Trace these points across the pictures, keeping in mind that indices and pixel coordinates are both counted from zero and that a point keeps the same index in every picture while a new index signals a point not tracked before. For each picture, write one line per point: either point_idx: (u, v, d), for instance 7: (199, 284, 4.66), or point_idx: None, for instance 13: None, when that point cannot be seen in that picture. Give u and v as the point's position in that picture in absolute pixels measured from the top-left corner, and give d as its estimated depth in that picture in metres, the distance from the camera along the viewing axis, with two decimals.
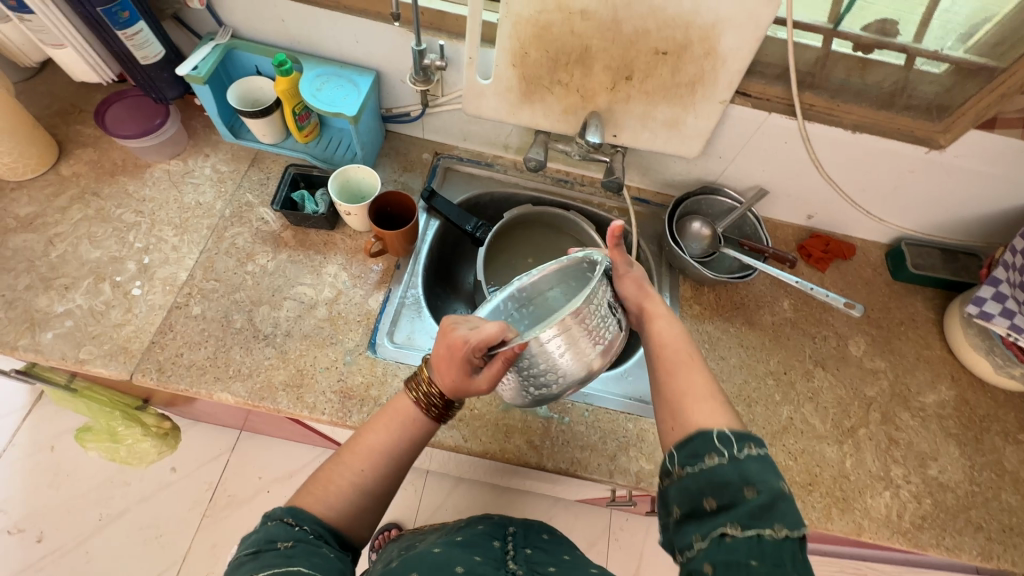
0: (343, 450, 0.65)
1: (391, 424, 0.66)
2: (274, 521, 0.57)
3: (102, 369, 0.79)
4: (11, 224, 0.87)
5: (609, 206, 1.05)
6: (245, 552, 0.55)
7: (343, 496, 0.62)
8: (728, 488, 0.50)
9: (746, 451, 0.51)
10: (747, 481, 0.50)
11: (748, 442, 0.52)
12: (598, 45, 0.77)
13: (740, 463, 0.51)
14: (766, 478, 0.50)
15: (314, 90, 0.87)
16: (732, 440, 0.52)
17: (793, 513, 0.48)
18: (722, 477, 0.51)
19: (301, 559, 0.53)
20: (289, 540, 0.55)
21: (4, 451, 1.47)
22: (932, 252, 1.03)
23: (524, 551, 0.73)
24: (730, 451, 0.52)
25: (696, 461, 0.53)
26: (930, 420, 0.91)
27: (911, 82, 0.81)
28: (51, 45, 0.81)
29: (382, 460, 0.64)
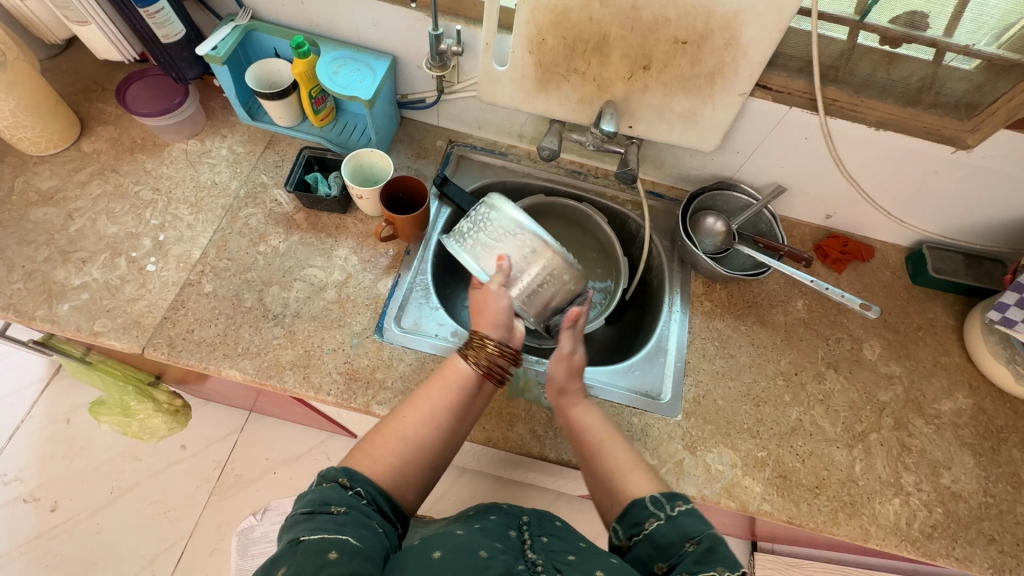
0: (403, 407, 0.69)
1: (448, 381, 0.69)
2: (330, 484, 0.59)
3: (115, 342, 0.80)
4: (33, 197, 0.89)
5: (622, 198, 1.04)
6: (300, 510, 0.56)
7: (391, 450, 0.64)
8: (672, 547, 0.58)
9: (677, 509, 0.60)
10: (685, 536, 0.58)
11: (677, 500, 0.61)
12: (616, 33, 0.76)
13: (675, 519, 0.59)
14: (698, 527, 0.58)
15: (330, 73, 0.87)
16: (664, 501, 0.61)
17: (732, 556, 0.55)
18: (664, 537, 0.59)
19: (351, 528, 0.54)
20: (342, 505, 0.56)
21: (22, 421, 1.51)
22: (954, 257, 1.00)
23: (541, 540, 0.66)
24: (664, 512, 0.60)
25: (639, 528, 0.61)
26: (945, 428, 0.89)
27: (940, 77, 0.78)
28: (76, 22, 0.83)
29: (436, 418, 0.67)
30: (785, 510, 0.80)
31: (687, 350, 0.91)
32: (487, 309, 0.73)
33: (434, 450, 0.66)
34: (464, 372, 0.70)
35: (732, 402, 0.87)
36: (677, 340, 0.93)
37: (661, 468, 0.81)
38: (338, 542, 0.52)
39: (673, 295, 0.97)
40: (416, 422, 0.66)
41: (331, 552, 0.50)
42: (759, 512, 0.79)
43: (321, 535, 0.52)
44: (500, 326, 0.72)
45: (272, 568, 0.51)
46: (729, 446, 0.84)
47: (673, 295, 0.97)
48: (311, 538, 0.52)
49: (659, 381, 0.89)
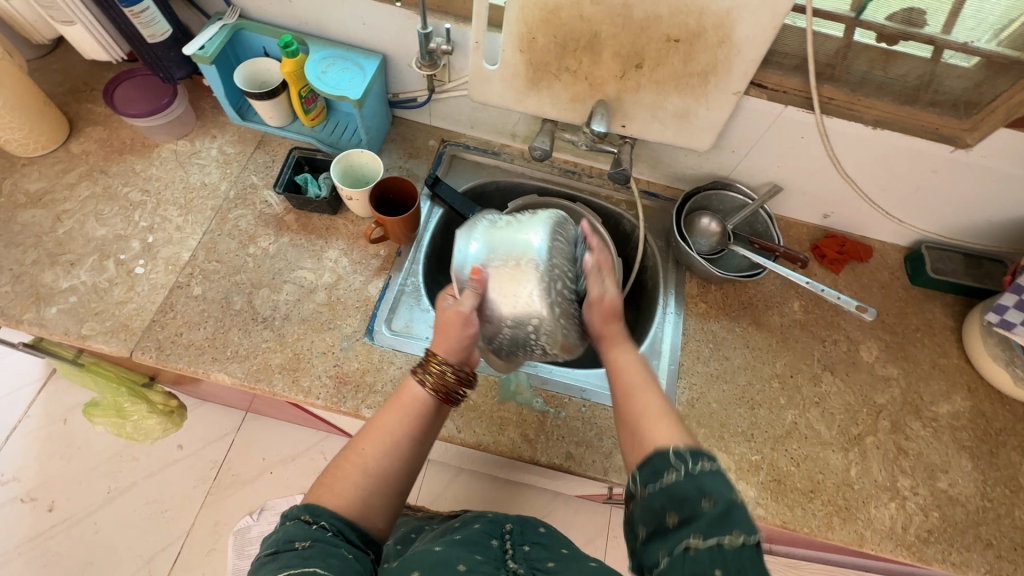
0: (356, 439, 0.64)
1: (406, 407, 0.66)
2: (293, 521, 0.56)
3: (103, 346, 0.79)
4: (21, 199, 0.89)
5: (617, 198, 1.03)
6: (265, 552, 0.55)
7: (351, 481, 0.61)
8: (688, 502, 0.50)
9: (701, 465, 0.51)
10: (704, 493, 0.49)
11: (702, 456, 0.52)
12: (607, 31, 0.75)
13: (696, 477, 0.50)
14: (720, 488, 0.50)
15: (319, 72, 0.86)
16: (687, 456, 0.52)
17: (749, 522, 0.48)
18: (682, 491, 0.50)
19: (317, 559, 0.52)
20: (306, 540, 0.54)
21: (20, 421, 1.51)
22: (953, 257, 0.99)
23: (523, 548, 0.71)
24: (685, 466, 0.52)
25: (657, 478, 0.52)
26: (942, 431, 0.88)
27: (938, 76, 0.76)
28: (61, 22, 0.81)
29: (393, 445, 0.63)
30: (779, 514, 0.79)
31: (681, 352, 0.90)
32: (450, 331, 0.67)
33: (398, 478, 0.63)
34: (419, 395, 0.66)
35: (726, 405, 0.86)
36: (671, 342, 0.92)
37: None
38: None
39: (668, 297, 0.96)
40: (373, 453, 0.62)
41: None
42: (753, 517, 0.79)
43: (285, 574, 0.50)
44: (456, 348, 0.67)
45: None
46: (723, 449, 0.83)
47: (667, 296, 0.96)
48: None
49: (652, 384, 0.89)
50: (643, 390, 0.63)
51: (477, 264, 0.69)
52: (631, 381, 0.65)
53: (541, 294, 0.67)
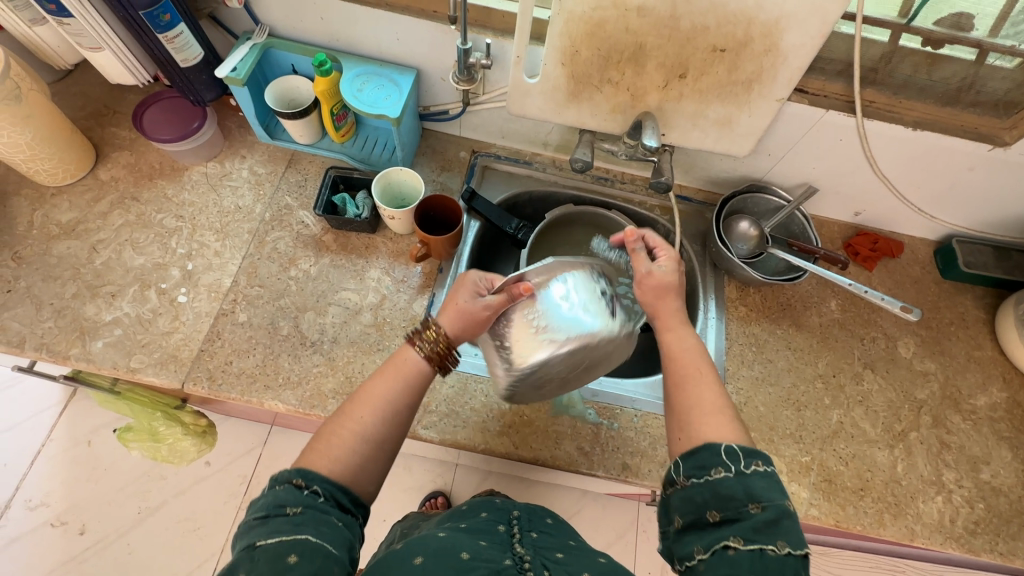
0: (349, 402, 0.62)
1: (399, 373, 0.64)
2: (284, 484, 0.55)
3: (154, 378, 0.79)
4: (54, 231, 0.87)
5: (651, 204, 1.03)
6: (253, 515, 0.54)
7: (349, 447, 0.59)
8: (734, 502, 0.51)
9: (752, 468, 0.53)
10: (752, 497, 0.51)
11: (755, 458, 0.53)
12: (653, 42, 0.74)
13: (746, 478, 0.52)
14: (772, 495, 0.51)
15: (355, 90, 0.85)
16: (739, 455, 0.53)
17: (795, 530, 0.50)
18: (729, 490, 0.52)
19: (309, 526, 0.52)
20: (298, 505, 0.53)
21: (43, 445, 1.49)
22: (983, 250, 1.00)
23: (530, 535, 0.69)
24: (736, 466, 0.53)
25: (702, 473, 0.54)
26: (981, 423, 0.90)
27: (980, 78, 0.78)
28: (89, 48, 0.79)
29: (386, 407, 0.62)
30: (832, 514, 0.81)
31: (726, 357, 0.91)
32: (466, 312, 0.67)
33: (397, 438, 0.62)
34: (416, 364, 0.65)
35: (773, 408, 0.88)
36: (715, 346, 0.92)
37: None
38: (297, 545, 0.50)
39: (708, 301, 0.96)
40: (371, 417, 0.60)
41: (291, 558, 0.49)
42: (807, 517, 0.80)
43: (277, 540, 0.50)
44: (458, 328, 0.67)
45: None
46: (774, 452, 0.84)
47: (708, 301, 0.96)
48: (265, 544, 0.50)
49: None
50: (703, 375, 0.62)
51: (532, 286, 0.68)
52: (694, 363, 0.63)
53: (547, 354, 0.68)
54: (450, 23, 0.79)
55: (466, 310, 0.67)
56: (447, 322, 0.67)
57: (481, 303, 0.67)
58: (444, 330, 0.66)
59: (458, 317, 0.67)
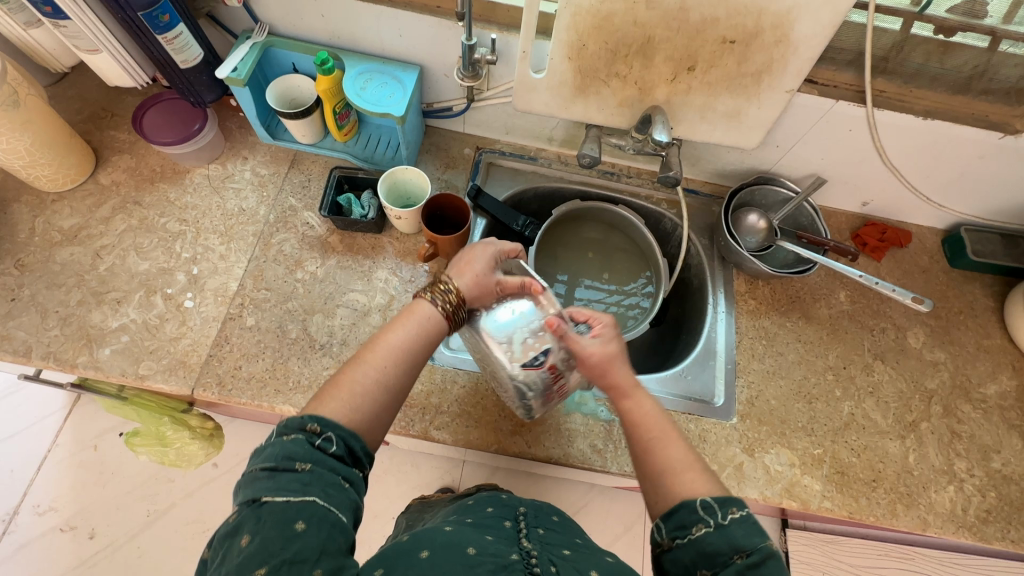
0: (361, 350, 0.61)
1: (414, 323, 0.64)
2: (294, 434, 0.53)
3: (163, 385, 0.78)
4: (56, 237, 0.86)
5: (657, 198, 1.02)
6: (260, 467, 0.52)
7: (368, 396, 0.58)
8: (720, 559, 0.50)
9: (730, 516, 0.51)
10: (736, 549, 0.50)
11: (731, 505, 0.52)
12: (661, 35, 0.73)
13: (725, 530, 0.51)
14: (752, 540, 0.50)
15: (358, 89, 0.83)
16: (715, 506, 0.52)
17: (782, 572, 0.49)
18: (713, 547, 0.50)
19: (318, 488, 0.50)
20: (307, 462, 0.51)
21: (48, 451, 1.40)
22: (991, 238, 1.00)
23: (538, 531, 0.63)
24: (715, 519, 0.51)
25: (684, 533, 0.52)
26: (992, 412, 0.90)
27: (993, 65, 0.77)
28: (87, 50, 0.78)
29: (404, 357, 0.62)
30: (845, 506, 0.81)
31: (736, 351, 0.91)
32: (484, 280, 0.67)
33: (410, 389, 0.63)
34: (431, 315, 0.64)
35: (785, 401, 0.88)
36: (725, 341, 0.92)
37: (721, 473, 0.81)
38: (306, 509, 0.49)
39: (718, 295, 0.96)
40: (389, 368, 0.60)
41: (299, 523, 0.48)
42: (821, 509, 0.81)
43: (285, 502, 0.49)
44: (474, 289, 0.66)
45: (235, 533, 0.49)
46: (786, 445, 0.84)
47: (717, 295, 0.96)
48: (273, 504, 0.49)
49: (710, 385, 0.90)
50: (669, 440, 0.59)
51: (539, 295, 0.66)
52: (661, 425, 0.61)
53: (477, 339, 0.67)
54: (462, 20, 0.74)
55: (484, 278, 0.67)
56: (465, 285, 0.66)
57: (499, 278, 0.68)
58: (460, 292, 0.65)
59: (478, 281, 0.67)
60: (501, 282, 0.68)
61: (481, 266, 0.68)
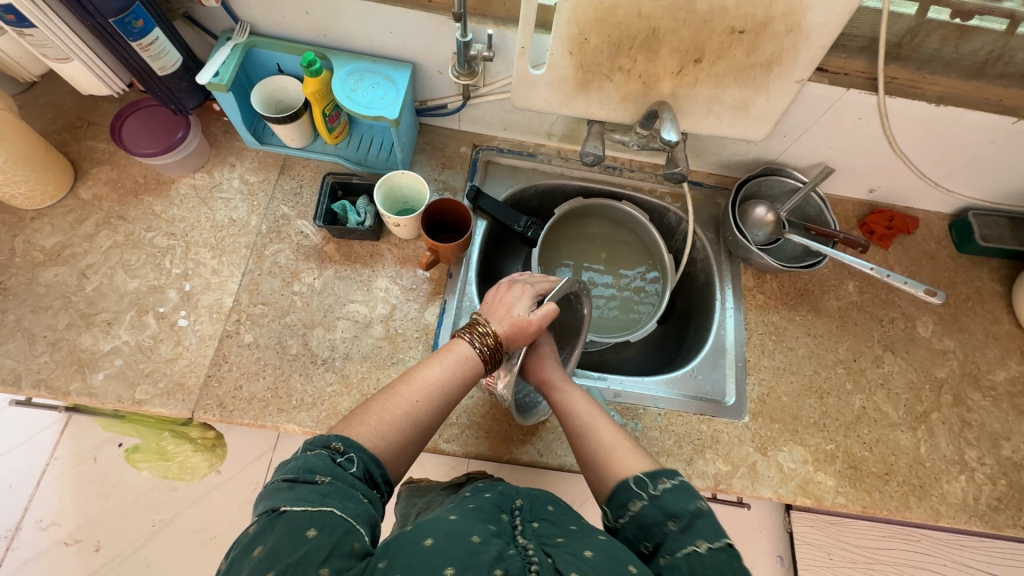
0: (396, 382, 0.64)
1: (452, 363, 0.67)
2: (317, 450, 0.54)
3: (162, 409, 0.75)
4: (39, 257, 0.82)
5: (661, 191, 1.00)
6: (282, 477, 0.51)
7: (397, 429, 0.60)
8: (655, 526, 0.55)
9: (660, 487, 0.57)
10: (668, 515, 0.55)
11: (660, 478, 0.58)
12: (667, 27, 0.69)
13: (657, 500, 0.56)
14: (682, 503, 0.55)
15: (349, 91, 0.79)
16: (647, 481, 0.58)
17: (714, 528, 0.53)
18: (647, 517, 0.56)
19: (335, 499, 0.49)
20: (327, 475, 0.51)
21: (47, 464, 1.31)
22: (999, 222, 0.98)
23: (532, 525, 0.57)
24: (648, 492, 0.57)
25: (625, 510, 0.58)
26: (1001, 399, 0.89)
27: (1011, 48, 0.76)
28: (56, 59, 0.73)
29: (437, 394, 0.64)
30: (858, 500, 0.81)
31: (747, 347, 0.90)
32: (521, 325, 0.69)
33: (435, 430, 0.64)
34: (468, 356, 0.68)
35: (797, 397, 0.87)
36: (734, 337, 0.91)
37: (735, 473, 0.81)
38: (319, 517, 0.48)
39: (725, 290, 0.95)
40: (422, 403, 0.62)
41: (310, 531, 0.46)
42: (835, 506, 0.80)
43: (302, 509, 0.48)
44: (508, 328, 0.69)
45: (251, 544, 0.47)
46: (799, 442, 0.84)
47: (724, 290, 0.95)
48: (290, 512, 0.48)
49: (721, 384, 0.89)
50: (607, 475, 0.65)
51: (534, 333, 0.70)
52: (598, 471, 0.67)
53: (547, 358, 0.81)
54: (458, 21, 0.69)
55: (518, 319, 0.69)
56: (502, 328, 0.69)
57: (530, 316, 0.68)
58: (497, 335, 0.69)
59: (513, 323, 0.69)
60: (538, 324, 0.69)
61: (520, 307, 0.70)
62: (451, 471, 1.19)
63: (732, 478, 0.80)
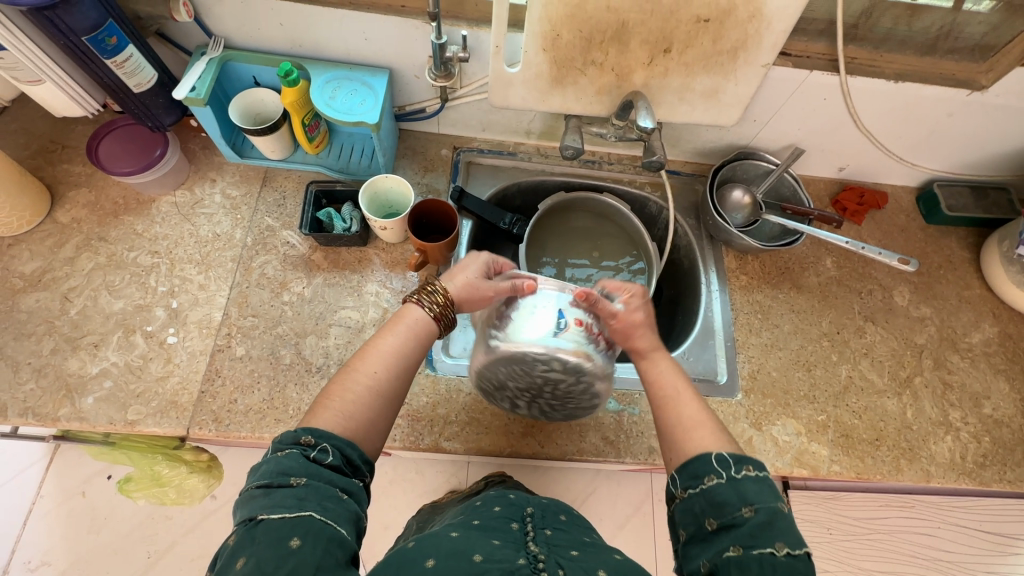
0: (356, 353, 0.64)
1: (404, 324, 0.67)
2: (288, 450, 0.53)
3: (156, 428, 0.74)
4: (19, 283, 0.80)
5: (640, 181, 1.02)
6: (255, 484, 0.51)
7: (362, 403, 0.59)
8: (728, 507, 0.50)
9: (744, 473, 0.51)
10: (746, 502, 0.50)
11: (745, 463, 0.52)
12: (635, 19, 0.71)
13: (738, 483, 0.51)
14: (764, 498, 0.50)
15: (327, 98, 0.80)
16: (730, 461, 0.52)
17: (792, 531, 0.48)
18: (722, 496, 0.50)
19: (313, 502, 0.49)
20: (302, 476, 0.51)
21: (34, 502, 1.26)
22: (962, 192, 1.03)
23: (544, 532, 0.58)
24: (728, 472, 0.52)
25: (697, 482, 0.53)
26: (978, 359, 0.93)
27: (959, 23, 0.79)
28: (28, 82, 0.73)
29: (396, 364, 0.63)
30: (852, 468, 0.83)
31: (734, 327, 0.92)
32: (476, 291, 0.70)
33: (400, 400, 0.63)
34: (418, 317, 0.68)
35: (785, 371, 0.89)
36: (722, 318, 0.93)
37: None
38: (301, 525, 0.47)
39: (710, 273, 0.97)
40: (380, 373, 0.61)
41: (293, 540, 0.46)
42: (830, 474, 0.82)
43: (280, 517, 0.47)
44: (463, 291, 0.70)
45: (233, 554, 0.47)
46: (791, 415, 0.86)
47: (709, 273, 0.97)
48: (268, 521, 0.47)
49: (712, 363, 0.90)
50: None
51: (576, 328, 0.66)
52: None
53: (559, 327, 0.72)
54: (435, 21, 0.70)
55: (474, 283, 0.70)
56: (454, 288, 0.70)
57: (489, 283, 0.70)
58: (449, 296, 0.69)
59: (467, 286, 0.70)
60: (493, 292, 0.70)
61: (475, 271, 0.71)
62: (452, 476, 1.18)
63: None
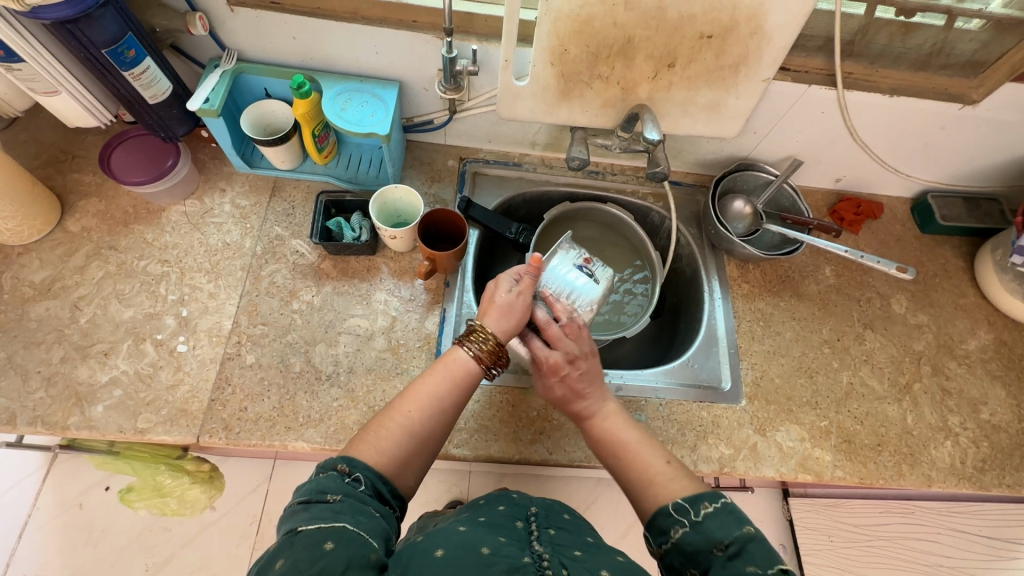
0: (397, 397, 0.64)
1: (452, 376, 0.65)
2: (328, 472, 0.55)
3: (166, 436, 0.74)
4: (28, 292, 0.81)
5: (643, 192, 1.04)
6: (296, 500, 0.52)
7: (396, 442, 0.59)
8: (699, 554, 0.54)
9: (702, 512, 0.56)
10: (713, 542, 0.54)
11: (701, 501, 0.57)
12: (641, 35, 0.74)
13: (700, 526, 0.55)
14: (727, 530, 0.54)
15: (339, 110, 0.81)
16: (687, 506, 0.57)
17: (763, 552, 0.52)
18: (690, 544, 0.55)
19: (348, 515, 0.50)
20: (339, 493, 0.52)
21: (29, 515, 1.25)
22: (955, 202, 1.05)
23: (549, 532, 0.59)
24: (688, 518, 0.56)
25: (667, 537, 0.57)
26: (975, 365, 0.94)
27: (951, 41, 0.82)
28: (43, 92, 0.74)
29: (434, 408, 0.63)
30: (855, 473, 0.85)
31: (737, 334, 0.94)
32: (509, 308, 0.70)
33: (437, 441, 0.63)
34: (469, 366, 0.66)
35: (788, 378, 0.90)
36: (724, 325, 0.95)
37: (737, 455, 0.83)
38: (335, 531, 0.48)
39: (712, 282, 0.99)
40: (415, 414, 0.61)
41: (327, 544, 0.47)
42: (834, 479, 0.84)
43: (316, 526, 0.49)
44: (503, 322, 0.69)
45: (270, 562, 0.48)
46: (794, 421, 0.87)
47: (711, 282, 0.99)
48: (306, 531, 0.49)
49: (717, 370, 0.92)
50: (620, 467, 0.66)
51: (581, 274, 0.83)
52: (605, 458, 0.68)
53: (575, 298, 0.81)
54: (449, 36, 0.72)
55: (503, 302, 0.70)
56: (492, 322, 0.69)
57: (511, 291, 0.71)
58: (495, 335, 0.68)
59: (500, 309, 0.70)
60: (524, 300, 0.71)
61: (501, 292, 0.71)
62: (456, 484, 1.18)
63: (735, 461, 0.83)
